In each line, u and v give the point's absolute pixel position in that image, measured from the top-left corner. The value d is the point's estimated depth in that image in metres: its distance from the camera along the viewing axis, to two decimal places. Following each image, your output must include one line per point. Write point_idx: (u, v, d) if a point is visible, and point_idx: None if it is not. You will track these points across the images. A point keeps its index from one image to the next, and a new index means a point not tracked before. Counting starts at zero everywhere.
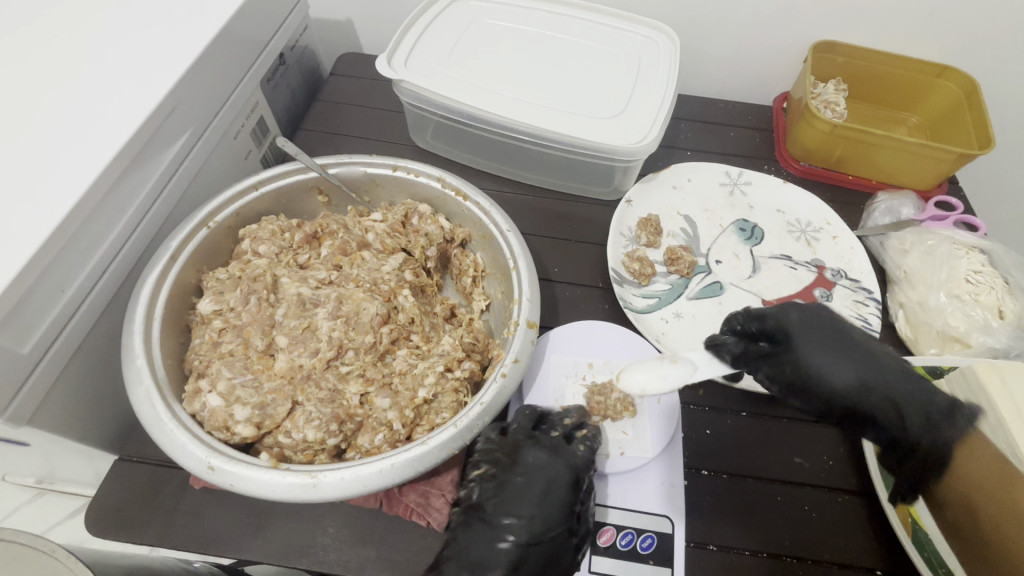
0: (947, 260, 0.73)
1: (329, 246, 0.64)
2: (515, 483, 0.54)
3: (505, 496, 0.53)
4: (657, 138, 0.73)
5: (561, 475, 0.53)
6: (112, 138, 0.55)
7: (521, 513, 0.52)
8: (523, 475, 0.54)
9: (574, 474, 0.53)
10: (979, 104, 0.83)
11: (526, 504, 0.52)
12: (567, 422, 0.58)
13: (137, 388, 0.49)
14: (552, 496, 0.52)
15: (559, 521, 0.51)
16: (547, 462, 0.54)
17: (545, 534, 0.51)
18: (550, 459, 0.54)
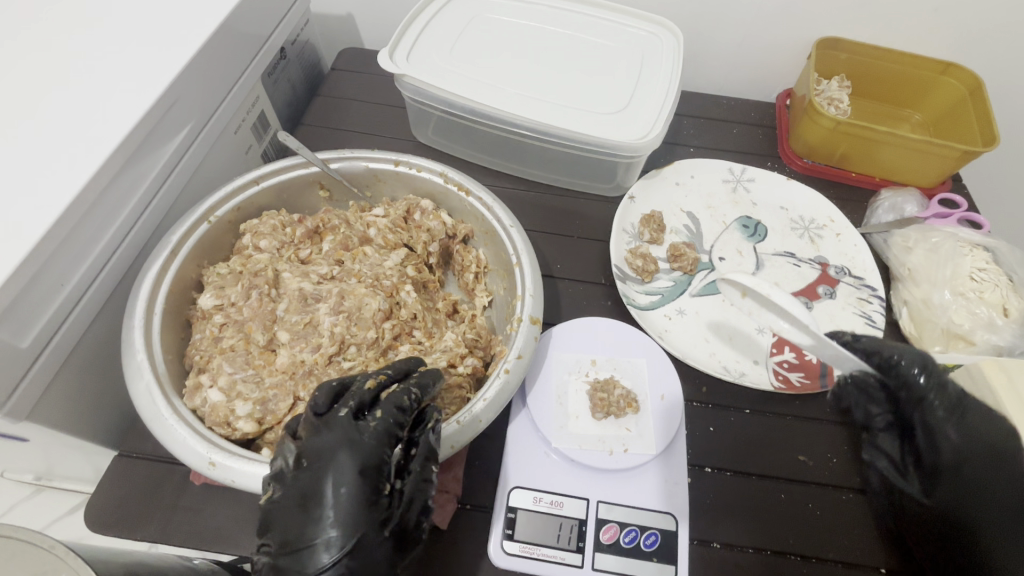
0: (951, 258, 0.72)
1: (331, 241, 0.64)
2: (302, 480, 0.42)
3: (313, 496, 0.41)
4: (661, 134, 0.73)
5: (349, 466, 0.41)
6: (112, 131, 0.55)
7: (329, 517, 0.40)
8: (307, 467, 0.42)
9: (368, 457, 0.42)
10: (982, 102, 0.83)
11: (336, 508, 0.40)
12: (399, 400, 0.46)
13: (137, 383, 0.49)
14: (343, 491, 0.40)
15: (359, 521, 0.40)
16: (339, 450, 0.42)
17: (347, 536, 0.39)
18: (332, 436, 0.42)
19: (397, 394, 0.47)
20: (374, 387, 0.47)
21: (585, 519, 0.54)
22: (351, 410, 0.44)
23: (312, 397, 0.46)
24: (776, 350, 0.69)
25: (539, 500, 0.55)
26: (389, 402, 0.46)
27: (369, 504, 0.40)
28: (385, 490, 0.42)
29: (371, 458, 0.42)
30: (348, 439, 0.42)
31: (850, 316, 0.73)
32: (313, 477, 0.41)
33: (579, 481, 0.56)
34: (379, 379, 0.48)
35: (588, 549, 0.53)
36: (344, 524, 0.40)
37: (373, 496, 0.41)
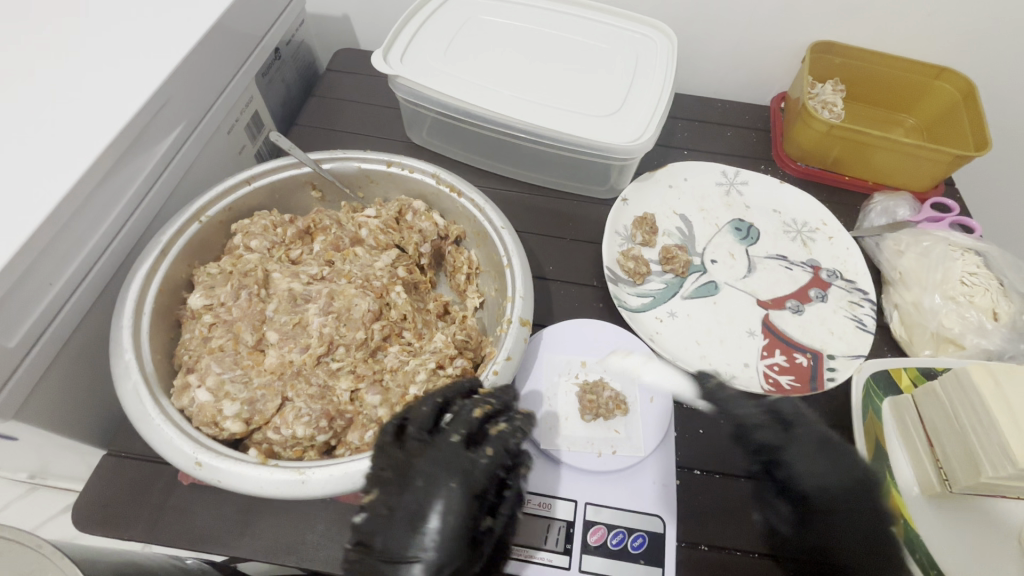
0: (941, 262, 0.73)
1: (322, 241, 0.64)
2: (410, 498, 0.44)
3: (412, 508, 0.44)
4: (653, 136, 0.73)
5: (456, 494, 0.44)
6: (103, 131, 0.55)
7: (427, 536, 0.42)
8: (419, 486, 0.44)
9: (473, 485, 0.45)
10: (975, 106, 0.83)
11: (437, 528, 0.42)
12: (506, 440, 0.48)
13: (125, 383, 0.49)
14: (448, 514, 0.43)
15: (455, 552, 0.42)
16: (443, 477, 0.45)
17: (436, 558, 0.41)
18: (446, 461, 0.46)
19: (506, 433, 0.49)
20: (483, 416, 0.49)
21: (572, 521, 0.54)
22: (462, 437, 0.47)
23: (417, 412, 0.49)
24: (766, 353, 0.70)
25: (528, 501, 0.55)
26: (498, 438, 0.48)
27: (469, 536, 0.43)
28: (482, 523, 0.44)
29: (475, 489, 0.45)
30: (461, 469, 0.45)
31: (841, 319, 0.73)
32: (421, 491, 0.44)
33: (567, 483, 0.56)
34: (485, 408, 0.49)
35: (575, 551, 0.53)
36: (443, 550, 0.42)
37: (469, 526, 0.43)
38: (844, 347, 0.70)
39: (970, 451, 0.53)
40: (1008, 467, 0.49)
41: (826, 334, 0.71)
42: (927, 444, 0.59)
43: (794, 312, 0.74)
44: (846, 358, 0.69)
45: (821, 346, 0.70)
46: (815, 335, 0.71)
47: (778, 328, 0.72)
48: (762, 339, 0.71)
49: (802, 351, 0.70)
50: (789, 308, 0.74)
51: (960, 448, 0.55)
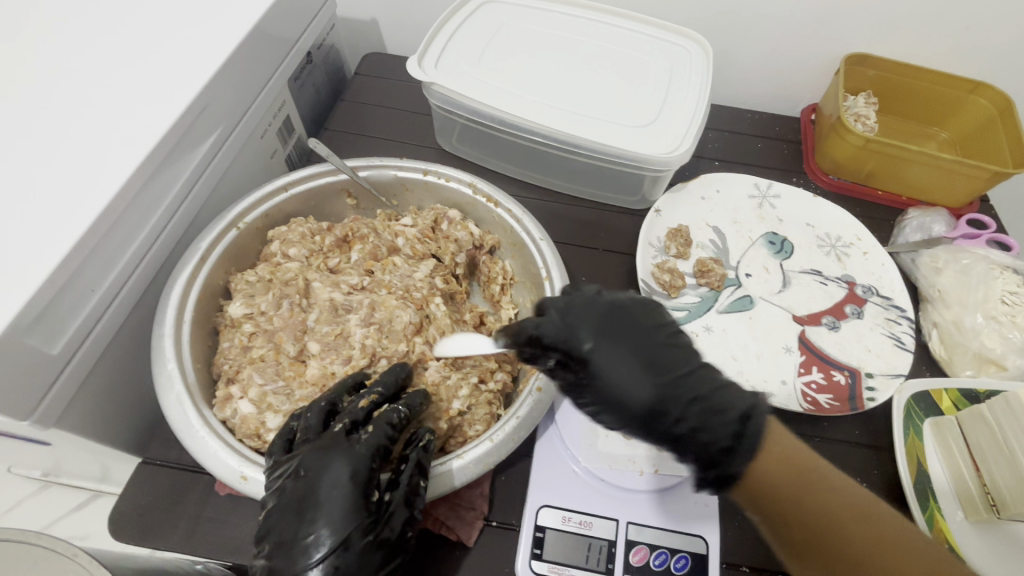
0: (982, 281, 0.72)
1: (360, 250, 0.63)
2: (297, 487, 0.43)
3: (307, 500, 0.42)
4: (690, 148, 0.72)
5: (341, 474, 0.42)
6: (146, 137, 0.54)
7: (321, 515, 0.41)
8: (303, 476, 0.43)
9: (359, 466, 0.43)
10: (1013, 123, 0.82)
11: (327, 509, 0.41)
12: (390, 418, 0.46)
13: (168, 394, 0.48)
14: (335, 488, 0.42)
15: (346, 521, 0.41)
16: (329, 469, 0.43)
17: (332, 532, 0.41)
18: (328, 447, 0.44)
19: (388, 411, 0.47)
20: (368, 405, 0.47)
21: (614, 541, 0.53)
22: (344, 426, 0.45)
23: (303, 417, 0.47)
24: (804, 370, 0.69)
25: (568, 519, 0.54)
26: (381, 418, 0.46)
27: (359, 506, 0.42)
28: (370, 500, 0.43)
29: (363, 466, 0.43)
30: (342, 450, 0.43)
31: (879, 337, 0.72)
32: (308, 477, 0.42)
33: (608, 501, 0.55)
34: (372, 397, 0.48)
35: (618, 572, 0.52)
36: (335, 523, 0.41)
37: (359, 500, 0.42)
38: (883, 366, 0.69)
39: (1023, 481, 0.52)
40: None
41: (863, 352, 0.70)
42: (971, 469, 0.59)
43: (831, 328, 0.73)
44: (886, 377, 0.68)
45: (859, 364, 0.69)
46: (852, 353, 0.70)
47: (815, 345, 0.71)
48: (799, 356, 0.70)
49: (839, 369, 0.69)
50: (825, 324, 0.73)
51: (1008, 473, 0.54)
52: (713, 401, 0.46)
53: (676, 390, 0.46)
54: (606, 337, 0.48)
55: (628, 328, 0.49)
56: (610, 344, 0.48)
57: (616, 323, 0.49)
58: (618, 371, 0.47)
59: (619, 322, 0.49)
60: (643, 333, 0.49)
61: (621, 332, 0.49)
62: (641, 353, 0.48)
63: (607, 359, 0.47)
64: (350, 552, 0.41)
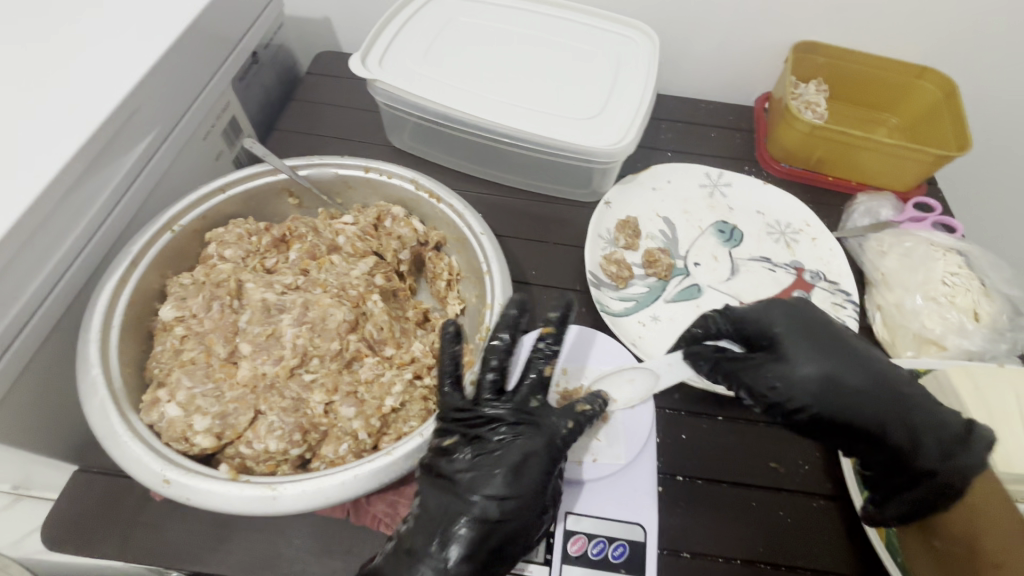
0: (923, 262, 0.73)
1: (298, 249, 0.63)
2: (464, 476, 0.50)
3: (500, 463, 0.50)
4: (634, 139, 0.72)
5: (535, 468, 0.50)
6: (71, 139, 0.54)
7: (488, 477, 0.50)
8: (472, 466, 0.50)
9: (553, 441, 0.52)
10: (957, 106, 0.83)
11: (533, 472, 0.50)
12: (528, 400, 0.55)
13: (91, 399, 0.48)
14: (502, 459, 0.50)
15: (510, 521, 0.48)
16: (517, 449, 0.51)
17: (522, 499, 0.49)
18: (532, 434, 0.52)
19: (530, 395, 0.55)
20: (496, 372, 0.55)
21: (552, 531, 0.54)
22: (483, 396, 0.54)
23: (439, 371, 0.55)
24: None
25: None
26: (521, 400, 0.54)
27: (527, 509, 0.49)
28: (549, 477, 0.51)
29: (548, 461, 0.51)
30: (547, 440, 0.52)
31: None
32: (534, 453, 0.51)
33: None
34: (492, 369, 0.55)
35: (556, 562, 0.52)
36: (498, 522, 0.48)
37: (544, 473, 0.50)
38: None
39: None
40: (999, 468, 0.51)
41: None
42: None
43: None
44: None
45: None
46: None
47: None
48: None
49: None
50: None
51: None
52: (924, 416, 0.51)
53: (896, 408, 0.51)
54: (800, 343, 0.55)
55: (832, 346, 0.54)
56: (803, 344, 0.54)
57: (810, 334, 0.55)
58: (824, 375, 0.52)
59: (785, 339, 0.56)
60: (851, 341, 0.55)
61: (842, 348, 0.54)
62: (872, 369, 0.53)
63: (803, 366, 0.53)
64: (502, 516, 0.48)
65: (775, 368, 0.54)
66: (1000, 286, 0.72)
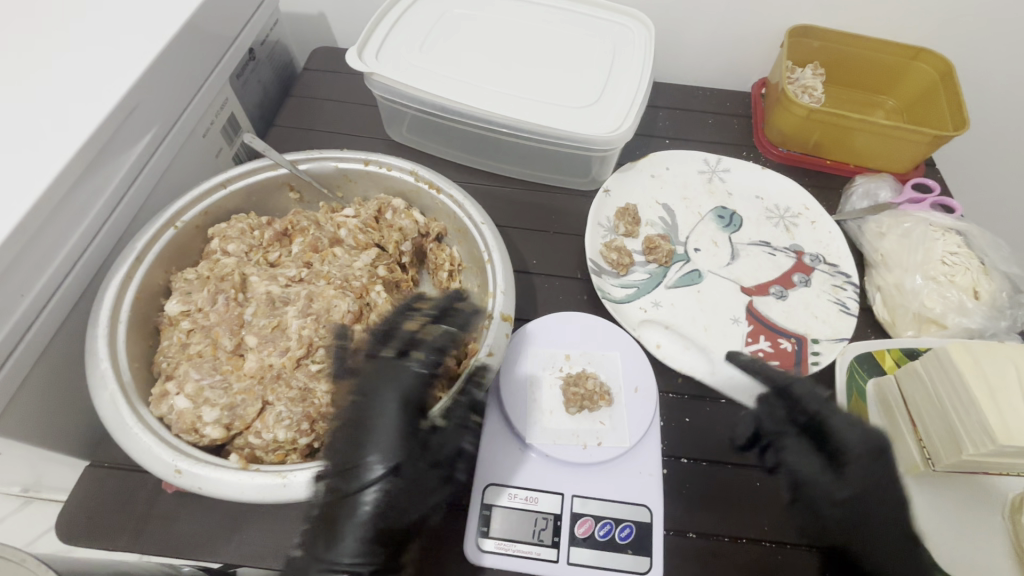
0: (922, 242, 0.73)
1: (300, 243, 0.63)
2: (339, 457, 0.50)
3: (361, 434, 0.51)
4: (633, 125, 0.73)
5: (391, 431, 0.51)
6: (73, 136, 0.54)
7: (371, 448, 0.51)
8: (349, 437, 0.51)
9: (409, 393, 0.53)
10: (953, 87, 0.83)
11: (387, 432, 0.51)
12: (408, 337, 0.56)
13: (101, 393, 0.48)
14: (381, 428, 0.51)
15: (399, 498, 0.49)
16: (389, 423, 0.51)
17: (401, 463, 0.50)
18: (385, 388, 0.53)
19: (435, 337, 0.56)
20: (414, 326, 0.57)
21: (559, 514, 0.54)
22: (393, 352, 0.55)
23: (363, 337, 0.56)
24: (750, 340, 0.70)
25: (513, 496, 0.55)
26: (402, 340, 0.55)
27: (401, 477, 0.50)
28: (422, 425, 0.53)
29: (407, 412, 0.52)
30: (400, 390, 0.53)
31: (826, 304, 0.73)
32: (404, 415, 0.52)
33: (553, 477, 0.56)
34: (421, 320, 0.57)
35: (564, 544, 0.53)
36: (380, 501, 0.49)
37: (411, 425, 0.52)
38: (828, 331, 0.70)
39: (951, 430, 0.54)
40: (987, 443, 0.50)
41: (810, 319, 0.71)
42: (908, 423, 0.60)
43: (779, 297, 0.74)
44: (830, 341, 0.69)
45: (805, 330, 0.70)
46: (800, 320, 0.71)
47: (762, 314, 0.72)
48: (747, 326, 0.71)
49: (786, 336, 0.70)
50: (773, 293, 0.74)
51: (939, 425, 0.56)
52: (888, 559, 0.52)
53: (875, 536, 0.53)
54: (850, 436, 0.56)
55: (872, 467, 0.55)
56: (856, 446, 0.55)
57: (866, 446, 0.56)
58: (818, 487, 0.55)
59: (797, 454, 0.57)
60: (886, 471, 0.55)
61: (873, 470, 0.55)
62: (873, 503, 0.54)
63: (802, 461, 0.56)
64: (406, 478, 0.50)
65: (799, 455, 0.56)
66: (999, 264, 0.72)
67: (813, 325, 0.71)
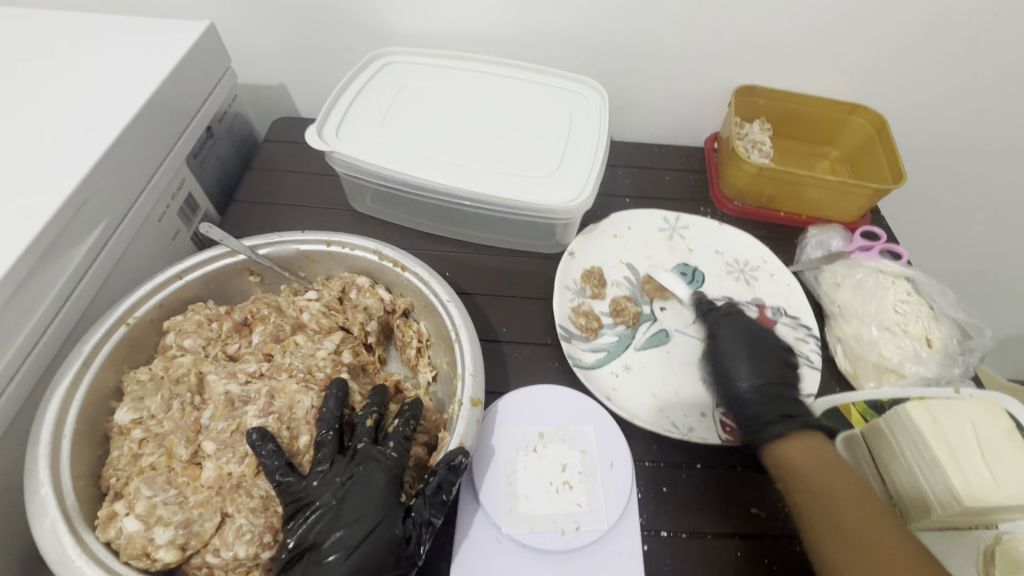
0: (875, 291, 0.76)
1: (260, 332, 0.62)
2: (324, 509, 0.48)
3: (354, 492, 0.49)
4: (591, 194, 0.74)
5: (373, 487, 0.49)
6: (16, 239, 0.52)
7: (348, 503, 0.48)
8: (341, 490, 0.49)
9: (392, 475, 0.50)
10: (888, 140, 0.88)
11: (374, 486, 0.49)
12: (401, 431, 0.53)
13: (40, 522, 0.45)
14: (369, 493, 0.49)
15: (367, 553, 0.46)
16: (374, 472, 0.50)
17: (379, 517, 0.48)
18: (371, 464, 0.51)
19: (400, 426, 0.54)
20: (373, 423, 0.54)
21: None
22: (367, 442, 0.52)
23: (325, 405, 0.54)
24: (721, 400, 0.70)
25: None
26: (395, 432, 0.53)
27: (382, 538, 0.47)
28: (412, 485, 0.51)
29: (392, 479, 0.50)
30: (381, 468, 0.50)
31: None
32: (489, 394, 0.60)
33: (532, 567, 0.54)
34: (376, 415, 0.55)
35: None
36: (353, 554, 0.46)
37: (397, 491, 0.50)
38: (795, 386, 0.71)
39: (921, 491, 0.55)
40: (955, 504, 0.52)
41: None
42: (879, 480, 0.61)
43: None
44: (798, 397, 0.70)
45: None
46: None
47: None
48: None
49: None
50: None
51: (909, 484, 0.57)
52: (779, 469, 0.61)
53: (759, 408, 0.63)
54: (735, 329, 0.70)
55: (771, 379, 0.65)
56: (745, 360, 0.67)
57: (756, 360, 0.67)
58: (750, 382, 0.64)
59: (750, 325, 0.70)
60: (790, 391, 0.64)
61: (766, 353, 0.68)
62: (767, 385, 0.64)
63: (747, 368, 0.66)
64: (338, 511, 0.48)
65: (769, 351, 0.67)
66: (946, 310, 0.76)
67: None
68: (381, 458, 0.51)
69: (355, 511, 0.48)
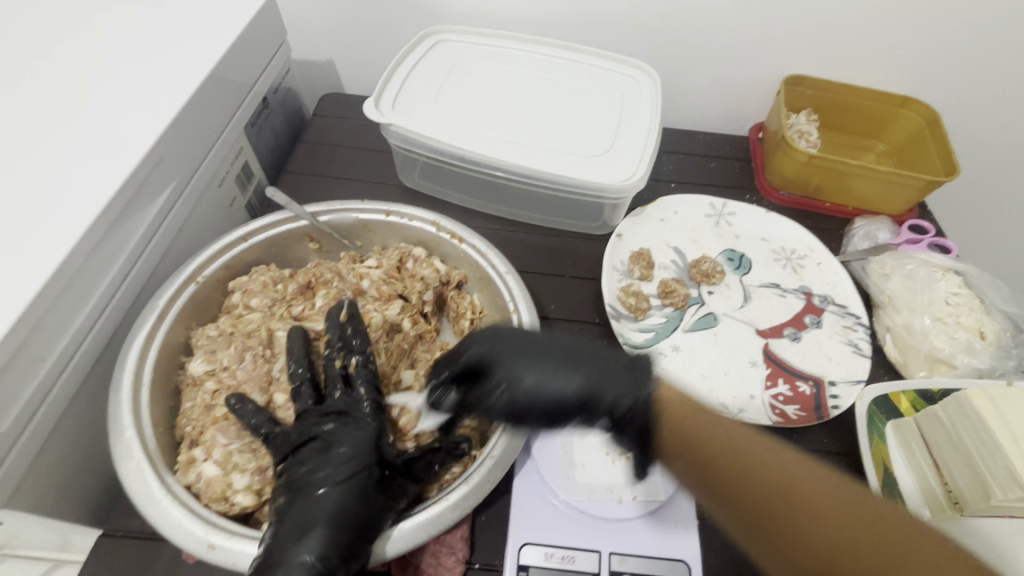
0: (927, 284, 0.76)
1: (325, 296, 0.63)
2: (311, 462, 0.49)
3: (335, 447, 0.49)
4: (645, 175, 0.75)
5: (354, 441, 0.50)
6: (95, 191, 0.54)
7: (339, 451, 0.49)
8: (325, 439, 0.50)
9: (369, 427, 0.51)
10: (940, 134, 0.88)
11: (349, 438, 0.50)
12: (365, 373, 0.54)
13: (126, 464, 0.47)
14: (365, 433, 0.50)
15: (352, 503, 0.46)
16: (349, 428, 0.50)
17: (359, 463, 0.48)
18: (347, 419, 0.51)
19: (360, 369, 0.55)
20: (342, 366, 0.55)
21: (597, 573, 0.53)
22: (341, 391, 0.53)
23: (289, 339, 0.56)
24: (770, 383, 0.70)
25: (551, 555, 0.54)
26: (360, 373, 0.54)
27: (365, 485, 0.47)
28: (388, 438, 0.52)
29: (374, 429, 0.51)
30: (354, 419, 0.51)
31: (838, 345, 0.75)
32: (515, 350, 0.56)
33: (589, 534, 0.55)
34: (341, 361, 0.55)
35: None
36: (342, 504, 0.46)
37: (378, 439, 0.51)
38: (844, 373, 0.71)
39: (979, 477, 0.55)
40: (1016, 489, 0.51)
41: (825, 360, 0.73)
42: (932, 466, 0.61)
43: (793, 339, 0.75)
44: (847, 384, 0.70)
45: (822, 372, 0.72)
46: (815, 363, 0.73)
47: (779, 357, 0.73)
48: (765, 369, 0.72)
49: (803, 379, 0.71)
50: (787, 335, 0.76)
51: (965, 469, 0.57)
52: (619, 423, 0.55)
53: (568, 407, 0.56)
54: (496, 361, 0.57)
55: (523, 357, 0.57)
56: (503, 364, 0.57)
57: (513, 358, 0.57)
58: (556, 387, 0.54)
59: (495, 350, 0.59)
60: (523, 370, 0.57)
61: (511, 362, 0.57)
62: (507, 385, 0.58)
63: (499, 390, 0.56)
64: (325, 464, 0.48)
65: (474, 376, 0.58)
66: (998, 303, 0.75)
67: (827, 367, 0.72)
68: (358, 416, 0.52)
69: (342, 457, 0.48)
